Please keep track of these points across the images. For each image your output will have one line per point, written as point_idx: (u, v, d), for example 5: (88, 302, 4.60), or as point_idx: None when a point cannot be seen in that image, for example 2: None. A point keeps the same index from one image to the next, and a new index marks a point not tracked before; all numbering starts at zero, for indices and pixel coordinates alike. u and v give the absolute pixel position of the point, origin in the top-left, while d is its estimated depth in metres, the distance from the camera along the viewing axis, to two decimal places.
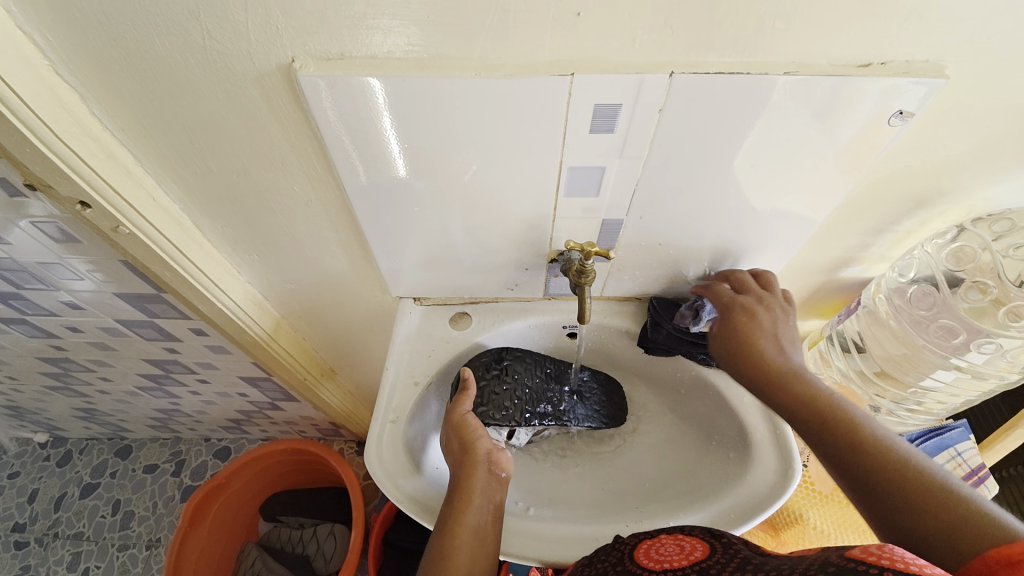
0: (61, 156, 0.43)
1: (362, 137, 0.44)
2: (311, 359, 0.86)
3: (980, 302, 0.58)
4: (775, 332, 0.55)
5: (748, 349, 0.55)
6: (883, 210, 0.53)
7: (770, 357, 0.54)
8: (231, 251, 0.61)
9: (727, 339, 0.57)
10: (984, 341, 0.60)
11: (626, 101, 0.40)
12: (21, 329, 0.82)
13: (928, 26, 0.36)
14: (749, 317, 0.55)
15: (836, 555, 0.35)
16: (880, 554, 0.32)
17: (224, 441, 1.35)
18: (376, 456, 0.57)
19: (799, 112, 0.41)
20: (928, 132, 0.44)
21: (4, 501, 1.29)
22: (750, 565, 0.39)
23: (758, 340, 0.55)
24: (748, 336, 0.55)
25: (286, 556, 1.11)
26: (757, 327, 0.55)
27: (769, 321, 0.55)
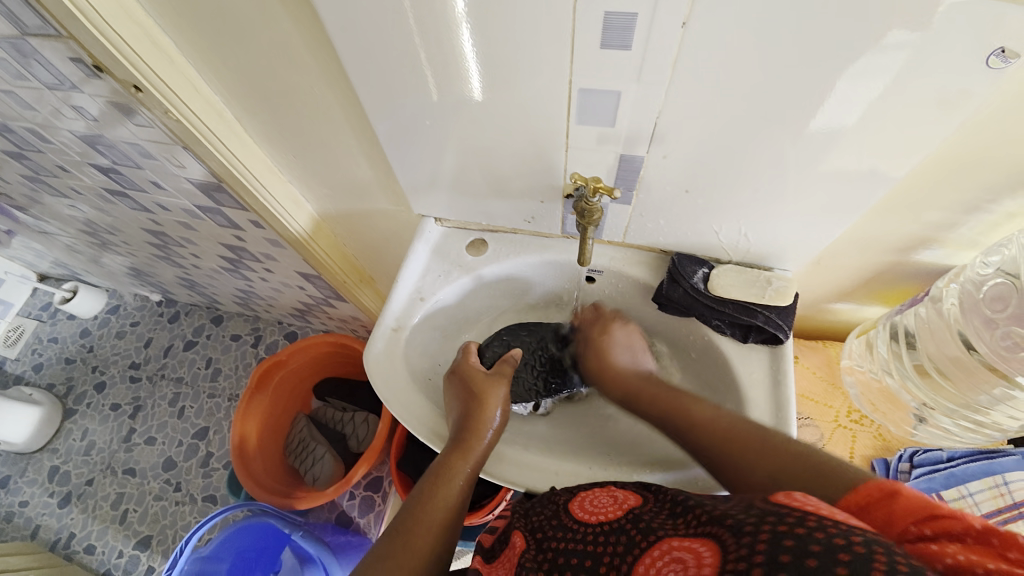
0: (108, 38, 0.48)
1: (434, 31, 0.43)
2: (350, 263, 0.92)
3: None
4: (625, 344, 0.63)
5: (607, 367, 0.62)
6: (979, 182, 0.45)
7: (626, 369, 0.61)
8: (271, 149, 0.65)
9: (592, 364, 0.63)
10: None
11: (643, 11, 0.36)
12: (126, 202, 0.95)
13: None
14: (602, 334, 0.64)
15: (761, 500, 0.37)
16: (800, 502, 0.36)
17: (293, 326, 1.53)
18: (374, 355, 0.62)
19: (944, 47, 0.34)
20: None
21: (128, 343, 1.59)
22: (678, 505, 0.43)
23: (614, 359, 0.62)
24: (603, 358, 0.62)
25: (327, 431, 1.27)
26: (609, 341, 0.63)
27: (620, 335, 0.63)
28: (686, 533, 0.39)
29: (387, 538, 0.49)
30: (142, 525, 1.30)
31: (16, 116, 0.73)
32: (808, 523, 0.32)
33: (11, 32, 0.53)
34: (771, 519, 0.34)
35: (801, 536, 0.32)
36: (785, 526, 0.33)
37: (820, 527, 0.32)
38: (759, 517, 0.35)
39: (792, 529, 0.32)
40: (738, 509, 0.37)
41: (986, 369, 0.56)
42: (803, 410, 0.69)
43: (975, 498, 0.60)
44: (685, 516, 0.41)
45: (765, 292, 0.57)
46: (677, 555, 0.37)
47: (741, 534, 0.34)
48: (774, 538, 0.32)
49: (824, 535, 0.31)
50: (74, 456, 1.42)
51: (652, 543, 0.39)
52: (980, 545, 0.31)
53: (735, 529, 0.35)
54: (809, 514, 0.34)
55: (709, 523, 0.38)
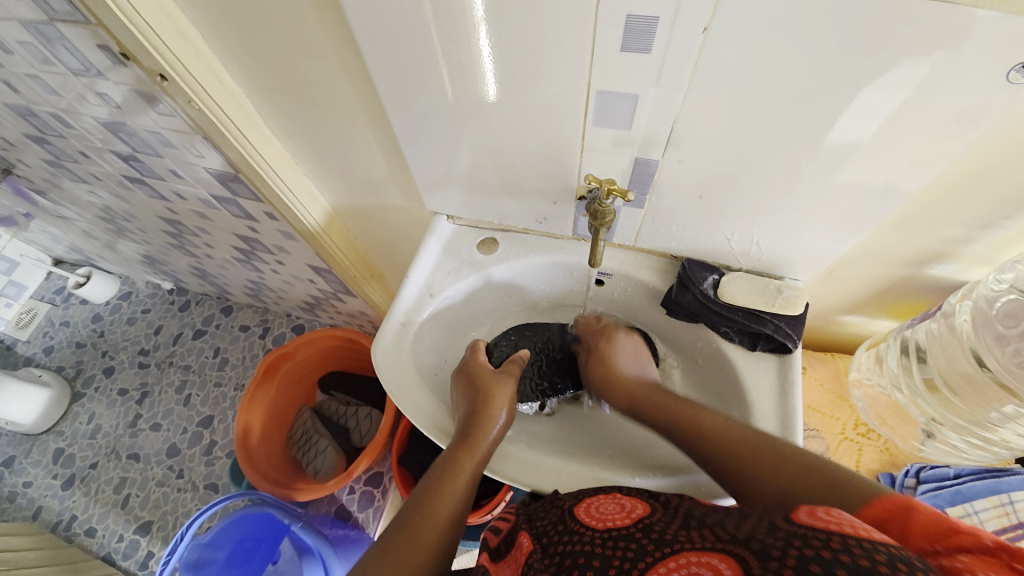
0: (138, 27, 0.49)
1: (451, 28, 0.43)
2: (360, 258, 0.93)
3: None
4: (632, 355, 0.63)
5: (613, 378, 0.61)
6: (996, 198, 0.45)
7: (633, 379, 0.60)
8: (289, 141, 0.66)
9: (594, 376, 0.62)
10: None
11: (664, 14, 0.36)
12: (144, 190, 0.97)
13: None
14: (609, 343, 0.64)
15: (783, 520, 0.37)
16: (826, 520, 0.35)
17: (301, 319, 1.54)
18: (382, 349, 0.62)
19: (966, 65, 0.35)
20: None
21: (138, 329, 1.62)
22: (692, 519, 0.43)
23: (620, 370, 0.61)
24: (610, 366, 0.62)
25: (331, 424, 1.28)
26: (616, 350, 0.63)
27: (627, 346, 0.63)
28: (703, 547, 0.39)
29: (393, 530, 0.50)
30: (143, 511, 1.31)
31: (42, 101, 0.75)
32: (834, 546, 0.33)
33: (41, 18, 0.55)
34: (798, 542, 0.34)
35: (829, 561, 0.32)
36: (812, 549, 0.33)
37: (847, 549, 0.32)
38: (785, 540, 0.35)
39: (819, 552, 0.32)
40: (760, 529, 0.37)
41: (997, 387, 0.55)
42: (809, 422, 0.68)
43: (980, 516, 0.59)
44: (701, 530, 0.41)
45: (775, 300, 0.57)
46: (694, 570, 0.37)
47: (766, 558, 0.34)
48: (801, 562, 0.33)
49: (851, 556, 0.32)
50: (79, 440, 1.44)
51: (668, 554, 0.40)
52: (989, 556, 0.32)
53: (758, 550, 0.35)
54: (835, 535, 0.34)
55: (732, 543, 0.38)
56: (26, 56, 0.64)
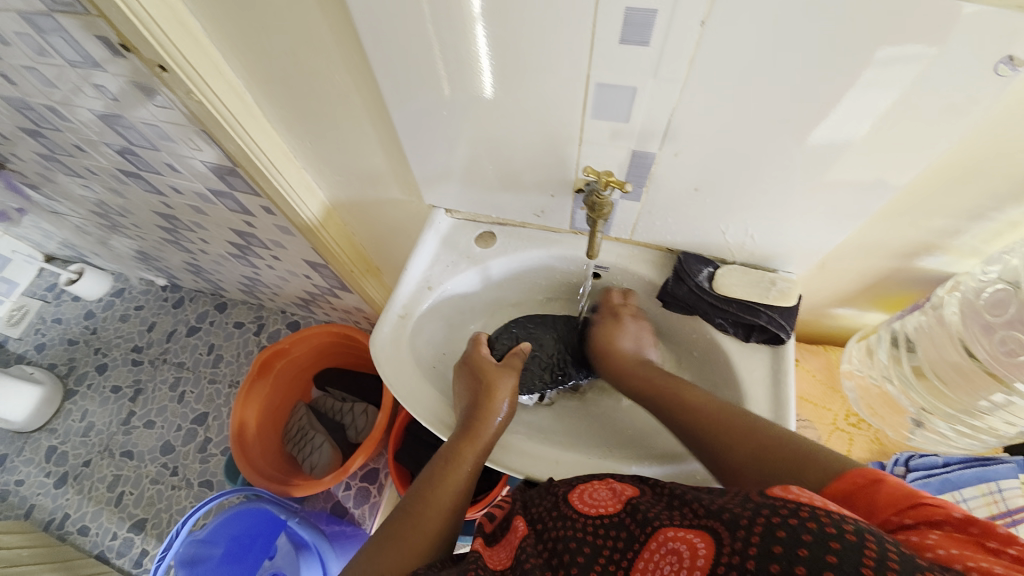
0: (137, 15, 0.49)
1: (446, 22, 0.44)
2: (357, 253, 0.93)
3: None
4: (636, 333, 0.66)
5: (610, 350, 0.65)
6: (985, 190, 0.46)
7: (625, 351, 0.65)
8: (288, 134, 0.66)
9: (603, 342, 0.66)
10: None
11: (662, 7, 0.37)
12: (139, 184, 0.96)
13: None
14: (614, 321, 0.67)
15: (756, 492, 0.37)
16: (796, 493, 0.35)
17: (297, 315, 1.54)
18: (381, 342, 0.63)
19: (955, 58, 0.35)
20: None
21: (131, 326, 1.60)
22: (676, 499, 0.44)
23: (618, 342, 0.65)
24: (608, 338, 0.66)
25: (327, 420, 1.27)
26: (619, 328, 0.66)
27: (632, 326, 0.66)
28: (682, 524, 0.40)
29: (397, 517, 0.51)
30: (138, 509, 1.30)
31: (37, 94, 0.75)
32: (802, 514, 0.33)
33: (41, 10, 0.55)
34: (766, 511, 0.34)
35: (796, 528, 0.32)
36: (780, 517, 0.33)
37: (814, 517, 0.32)
38: (755, 510, 0.35)
39: (787, 519, 0.33)
40: (732, 501, 0.37)
41: (986, 376, 0.56)
42: (801, 413, 0.70)
43: (969, 504, 0.60)
44: (684, 508, 0.42)
45: (769, 293, 0.58)
46: (673, 547, 0.38)
47: (735, 527, 0.35)
48: (767, 529, 0.33)
49: (819, 524, 0.32)
50: (72, 437, 1.43)
51: (650, 534, 0.41)
52: (959, 533, 0.31)
53: (730, 521, 0.36)
54: (803, 505, 0.33)
55: (706, 515, 0.38)
56: (23, 48, 0.63)
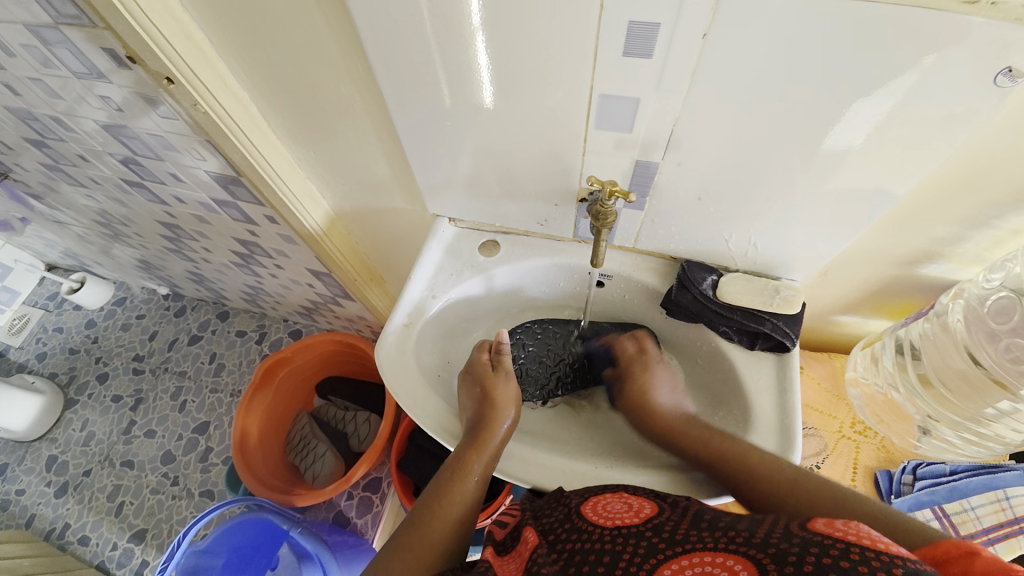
0: (145, 29, 0.49)
1: (449, 34, 0.44)
2: (360, 261, 0.93)
3: None
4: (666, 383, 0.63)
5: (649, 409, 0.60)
6: (987, 199, 0.46)
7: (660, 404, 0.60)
8: (291, 144, 0.67)
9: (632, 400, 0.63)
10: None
11: (666, 20, 0.38)
12: (143, 194, 0.97)
13: None
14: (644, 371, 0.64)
15: (798, 527, 0.37)
16: (846, 531, 0.35)
17: (298, 324, 1.54)
18: (385, 350, 0.63)
19: (959, 67, 0.36)
20: None
21: (132, 335, 1.60)
22: (704, 519, 0.42)
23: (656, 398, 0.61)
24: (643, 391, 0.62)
25: (329, 429, 1.27)
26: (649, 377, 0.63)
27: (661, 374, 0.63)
28: (716, 548, 0.39)
29: (404, 531, 0.51)
30: (138, 519, 1.29)
31: (43, 105, 0.75)
32: (853, 556, 0.33)
33: (48, 22, 0.55)
34: (814, 550, 0.34)
35: (849, 571, 0.32)
36: (830, 558, 0.33)
37: (864, 560, 0.32)
38: (803, 546, 0.35)
39: (838, 561, 0.33)
40: (774, 532, 0.37)
41: (993, 385, 0.55)
42: (807, 420, 0.69)
43: (976, 512, 0.61)
44: (714, 532, 0.41)
45: (773, 300, 0.58)
46: (709, 572, 0.37)
47: (783, 562, 0.34)
48: (819, 569, 0.33)
49: (869, 567, 0.31)
50: (72, 447, 1.42)
51: (680, 552, 0.40)
52: None
53: (775, 555, 0.35)
54: (853, 545, 0.33)
55: (745, 543, 0.38)
56: (30, 60, 0.64)
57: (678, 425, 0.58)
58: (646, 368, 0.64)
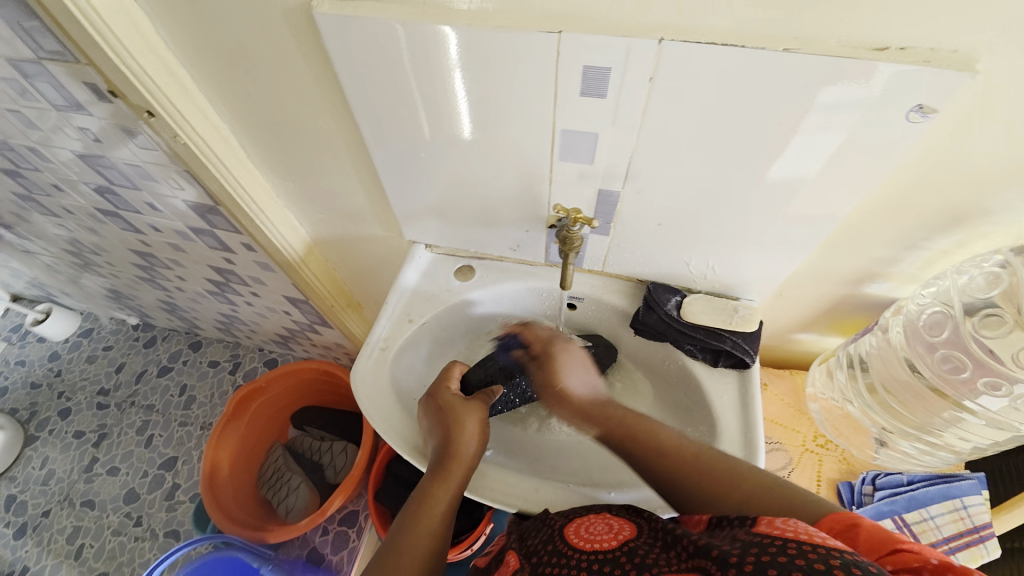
0: (126, 63, 0.51)
1: (417, 76, 0.48)
2: (339, 288, 0.95)
3: (997, 334, 0.55)
4: (568, 369, 0.63)
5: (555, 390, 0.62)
6: (915, 223, 0.51)
7: (572, 392, 0.61)
8: (270, 175, 0.69)
9: (540, 386, 0.64)
10: (995, 382, 0.56)
11: (616, 64, 0.41)
12: (117, 223, 0.96)
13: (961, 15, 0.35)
14: (546, 360, 0.64)
15: (744, 531, 0.39)
16: (783, 528, 0.37)
17: (274, 353, 1.51)
18: (361, 375, 0.64)
19: (883, 105, 0.40)
20: (950, 136, 0.42)
21: (98, 367, 1.55)
22: (672, 538, 0.44)
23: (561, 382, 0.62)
24: (554, 374, 0.63)
25: (304, 460, 1.23)
26: (555, 365, 0.63)
27: (559, 361, 0.63)
28: (678, 567, 0.40)
29: (375, 565, 0.48)
30: (97, 563, 1.22)
31: (16, 135, 0.75)
32: (789, 551, 0.35)
33: (28, 57, 0.56)
34: (755, 549, 0.36)
35: (785, 564, 0.34)
36: (768, 556, 0.35)
37: (802, 553, 0.34)
38: (744, 547, 0.37)
39: (776, 557, 0.35)
40: (721, 541, 0.40)
41: (936, 395, 0.60)
42: (772, 435, 0.72)
43: (937, 522, 0.64)
44: (677, 549, 0.42)
45: (732, 318, 0.61)
46: None
47: (726, 564, 0.37)
48: (759, 566, 0.35)
49: (807, 560, 0.34)
50: (32, 486, 1.35)
51: (642, 573, 0.41)
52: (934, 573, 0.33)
53: (719, 558, 0.38)
54: (790, 541, 0.36)
55: (696, 556, 0.40)
56: (5, 90, 0.64)
57: (594, 408, 0.59)
58: (565, 351, 0.64)
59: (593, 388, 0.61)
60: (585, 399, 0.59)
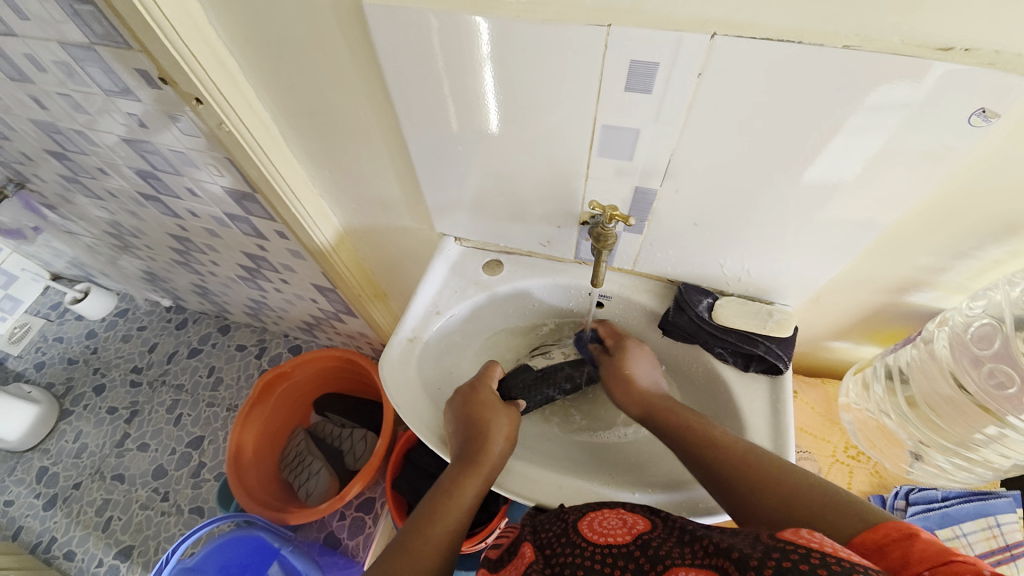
0: (181, 55, 0.53)
1: (455, 68, 0.48)
2: (367, 278, 0.96)
3: None
4: (641, 365, 0.65)
5: (624, 378, 0.64)
6: (966, 231, 0.49)
7: (643, 387, 0.62)
8: (308, 164, 0.70)
9: (609, 373, 0.65)
10: None
11: (663, 60, 0.41)
12: (158, 207, 1.00)
13: None
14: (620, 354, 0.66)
15: (766, 534, 0.38)
16: (807, 539, 0.36)
17: (299, 339, 1.55)
18: (391, 362, 0.65)
19: (938, 108, 0.38)
20: (1013, 142, 0.41)
21: (132, 346, 1.61)
22: (687, 535, 0.44)
23: (631, 373, 0.64)
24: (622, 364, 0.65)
25: (325, 446, 1.26)
26: (627, 360, 0.65)
27: (637, 355, 0.65)
28: (693, 563, 0.40)
29: (394, 549, 0.49)
30: (125, 534, 1.27)
31: (68, 119, 0.78)
32: (812, 561, 0.34)
33: (84, 43, 0.59)
34: (776, 554, 0.36)
35: (806, 574, 0.33)
36: (790, 562, 0.35)
37: (825, 564, 0.34)
38: (765, 551, 0.36)
39: (796, 565, 0.34)
40: (742, 541, 0.39)
41: (979, 410, 0.57)
42: (801, 444, 0.70)
43: (969, 539, 0.62)
44: (694, 545, 0.42)
45: (767, 323, 0.60)
46: None
47: (745, 566, 0.36)
48: (778, 572, 0.34)
49: (828, 571, 0.33)
50: (65, 458, 1.41)
51: (662, 570, 0.41)
52: None
53: (739, 560, 0.37)
54: (813, 551, 0.35)
55: (717, 554, 0.39)
56: (61, 76, 0.67)
57: (658, 400, 0.60)
58: (635, 347, 0.66)
59: (657, 384, 0.63)
60: (651, 393, 0.61)
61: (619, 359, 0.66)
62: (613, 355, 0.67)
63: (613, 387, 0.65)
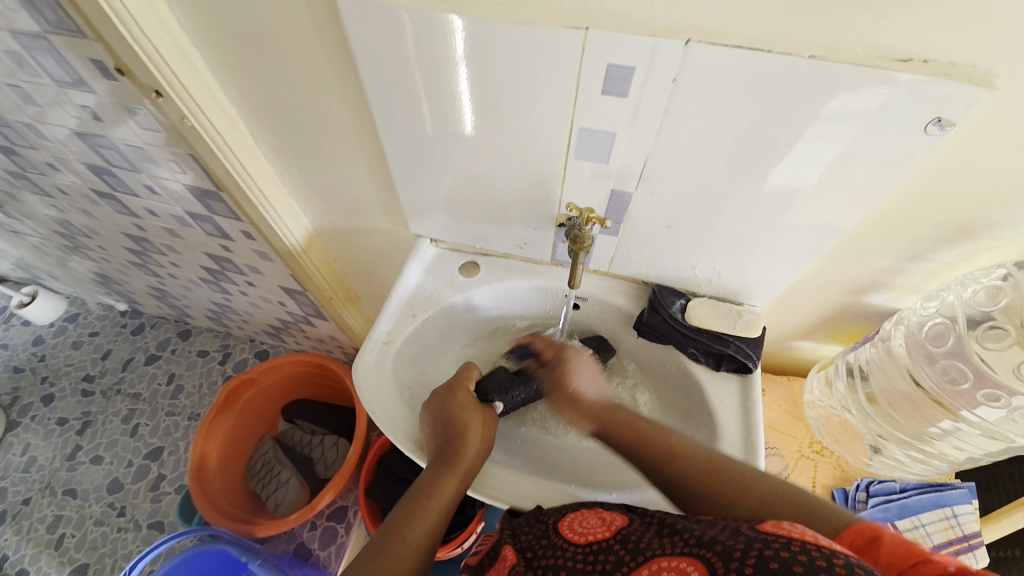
0: (139, 42, 0.50)
1: (433, 67, 0.48)
2: (338, 280, 0.94)
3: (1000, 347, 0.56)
4: (580, 374, 0.63)
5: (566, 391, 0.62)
6: (920, 235, 0.52)
7: (584, 396, 0.61)
8: (277, 162, 0.68)
9: (554, 387, 0.64)
10: (994, 393, 0.57)
11: (640, 65, 0.42)
12: (113, 206, 0.94)
13: (978, 30, 0.35)
14: (561, 366, 0.65)
15: (748, 527, 0.39)
16: (788, 530, 0.37)
17: (265, 344, 1.50)
18: (364, 366, 0.63)
19: (895, 116, 0.40)
20: (965, 150, 0.43)
21: (82, 353, 1.52)
22: (666, 528, 0.44)
23: (574, 385, 0.62)
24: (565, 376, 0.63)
25: (294, 454, 1.22)
26: (567, 372, 0.64)
27: (572, 366, 0.64)
28: (674, 552, 0.40)
29: (370, 553, 0.47)
30: (78, 553, 1.19)
31: (12, 110, 0.73)
32: (793, 548, 0.35)
33: (32, 30, 0.55)
34: (758, 544, 0.36)
35: (788, 561, 0.34)
36: (771, 550, 0.36)
37: (806, 552, 0.35)
38: (747, 542, 0.37)
39: (777, 553, 0.35)
40: (724, 533, 0.39)
41: (934, 405, 0.61)
42: (770, 440, 0.73)
43: (927, 529, 0.65)
44: (674, 537, 0.42)
45: (736, 323, 0.62)
46: None
47: (728, 558, 0.36)
48: (760, 562, 0.35)
49: (808, 557, 0.34)
50: (10, 473, 1.31)
51: (642, 563, 0.41)
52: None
53: (722, 551, 0.37)
54: (794, 540, 0.36)
55: (698, 545, 0.39)
56: (6, 64, 0.63)
57: (605, 409, 0.59)
58: (575, 355, 0.65)
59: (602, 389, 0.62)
60: (595, 401, 0.60)
61: (560, 373, 0.65)
62: (554, 367, 0.65)
63: (557, 399, 0.64)
